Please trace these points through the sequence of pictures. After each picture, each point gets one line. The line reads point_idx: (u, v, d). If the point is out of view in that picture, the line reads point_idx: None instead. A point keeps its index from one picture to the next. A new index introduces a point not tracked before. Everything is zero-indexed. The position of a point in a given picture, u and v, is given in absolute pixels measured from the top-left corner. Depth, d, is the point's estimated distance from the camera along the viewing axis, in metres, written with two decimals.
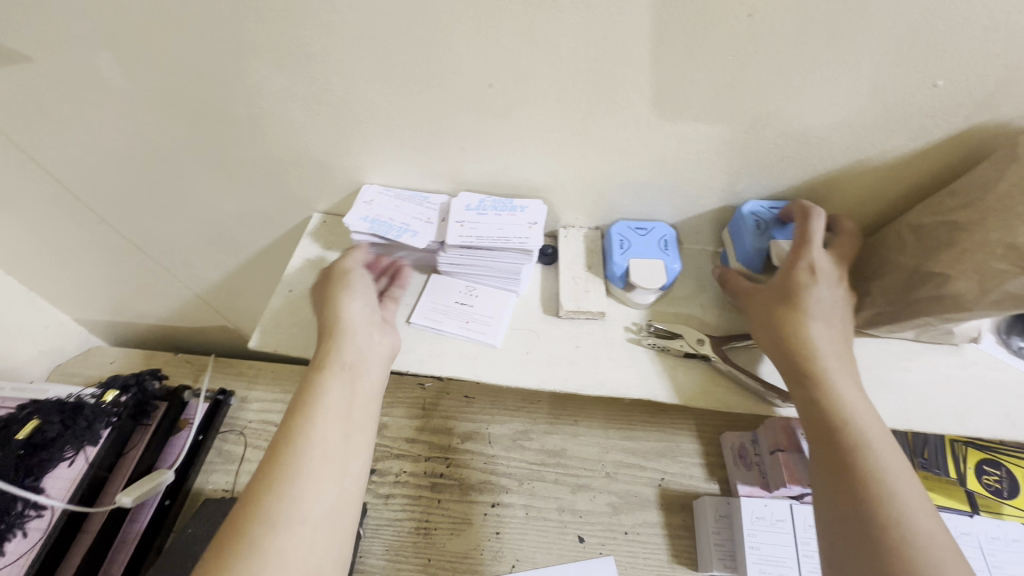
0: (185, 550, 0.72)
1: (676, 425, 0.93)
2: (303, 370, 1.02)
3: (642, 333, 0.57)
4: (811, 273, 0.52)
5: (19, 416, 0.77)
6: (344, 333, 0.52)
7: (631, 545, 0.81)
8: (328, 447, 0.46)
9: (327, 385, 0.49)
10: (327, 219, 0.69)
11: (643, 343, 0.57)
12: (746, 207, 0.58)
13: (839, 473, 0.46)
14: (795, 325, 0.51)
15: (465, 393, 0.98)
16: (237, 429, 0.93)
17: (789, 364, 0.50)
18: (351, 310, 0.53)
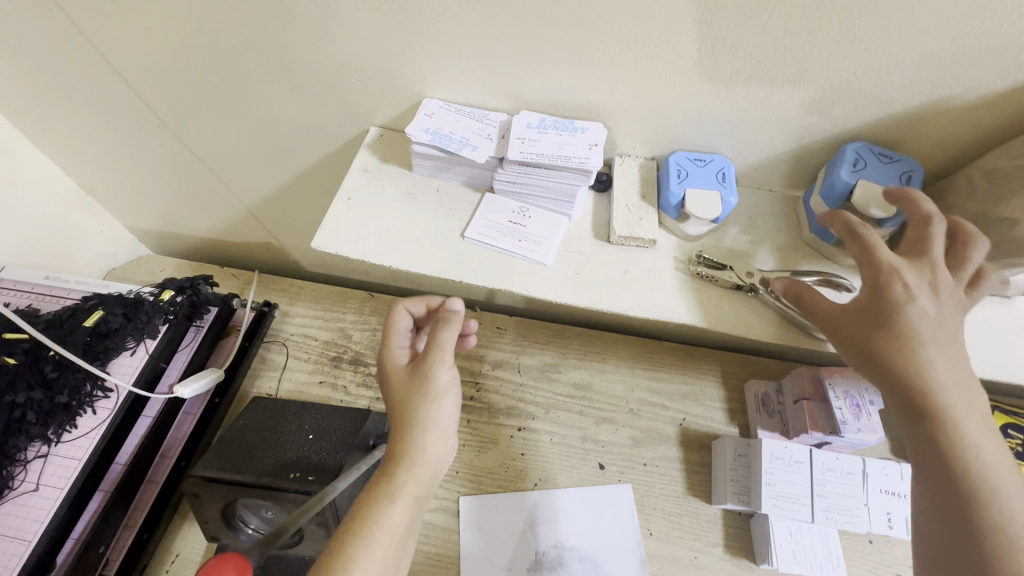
0: (238, 442, 0.72)
1: (702, 370, 0.95)
2: (343, 291, 1.05)
3: (691, 262, 0.58)
4: (907, 289, 0.47)
5: (84, 307, 0.82)
6: (431, 431, 0.56)
7: (649, 476, 0.85)
8: (384, 552, 0.51)
9: (401, 486, 0.54)
10: (384, 134, 0.69)
11: (692, 272, 0.58)
12: (851, 145, 0.56)
13: (944, 511, 0.47)
14: (905, 351, 0.47)
15: (498, 325, 1.01)
16: (280, 341, 0.99)
17: (905, 398, 0.48)
18: (440, 406, 0.57)
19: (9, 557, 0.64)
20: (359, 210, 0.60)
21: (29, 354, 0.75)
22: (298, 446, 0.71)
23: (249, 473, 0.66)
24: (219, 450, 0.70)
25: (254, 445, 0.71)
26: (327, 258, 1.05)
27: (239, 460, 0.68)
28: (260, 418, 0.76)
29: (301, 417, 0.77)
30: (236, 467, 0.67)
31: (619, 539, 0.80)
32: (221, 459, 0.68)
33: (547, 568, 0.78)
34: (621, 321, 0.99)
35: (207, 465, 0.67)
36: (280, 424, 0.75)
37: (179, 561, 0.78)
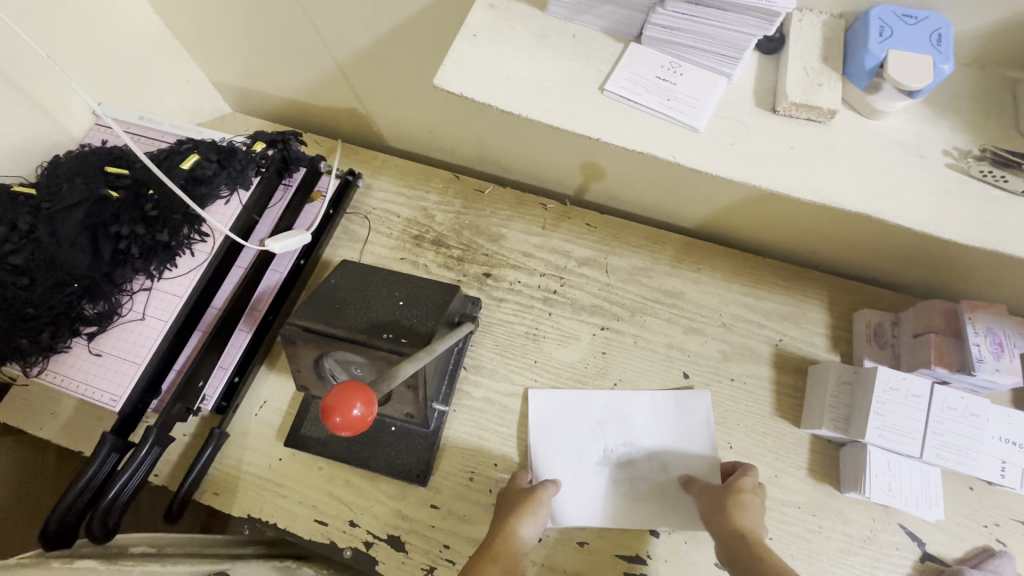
0: (329, 299, 0.71)
1: (808, 292, 0.87)
2: (427, 170, 1.00)
3: (967, 157, 0.48)
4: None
5: (179, 149, 0.80)
6: (535, 520, 0.67)
7: (735, 391, 0.81)
8: None
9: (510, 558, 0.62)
10: None
11: (963, 167, 0.48)
12: None
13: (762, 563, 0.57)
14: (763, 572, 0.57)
15: (587, 221, 0.94)
16: (363, 213, 0.96)
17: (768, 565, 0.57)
18: (542, 507, 0.68)
19: (121, 377, 0.68)
20: (484, 50, 0.53)
21: (129, 192, 0.74)
22: (389, 310, 0.70)
23: (342, 328, 0.66)
24: (313, 304, 0.70)
25: (345, 303, 0.70)
26: (414, 132, 0.99)
27: (331, 315, 0.68)
28: (349, 278, 0.75)
29: (390, 283, 0.75)
30: (329, 321, 0.67)
31: (694, 445, 0.77)
32: (314, 312, 0.68)
33: (614, 463, 0.77)
34: (725, 231, 0.90)
35: (302, 315, 0.68)
36: (369, 287, 0.74)
37: (267, 405, 0.82)
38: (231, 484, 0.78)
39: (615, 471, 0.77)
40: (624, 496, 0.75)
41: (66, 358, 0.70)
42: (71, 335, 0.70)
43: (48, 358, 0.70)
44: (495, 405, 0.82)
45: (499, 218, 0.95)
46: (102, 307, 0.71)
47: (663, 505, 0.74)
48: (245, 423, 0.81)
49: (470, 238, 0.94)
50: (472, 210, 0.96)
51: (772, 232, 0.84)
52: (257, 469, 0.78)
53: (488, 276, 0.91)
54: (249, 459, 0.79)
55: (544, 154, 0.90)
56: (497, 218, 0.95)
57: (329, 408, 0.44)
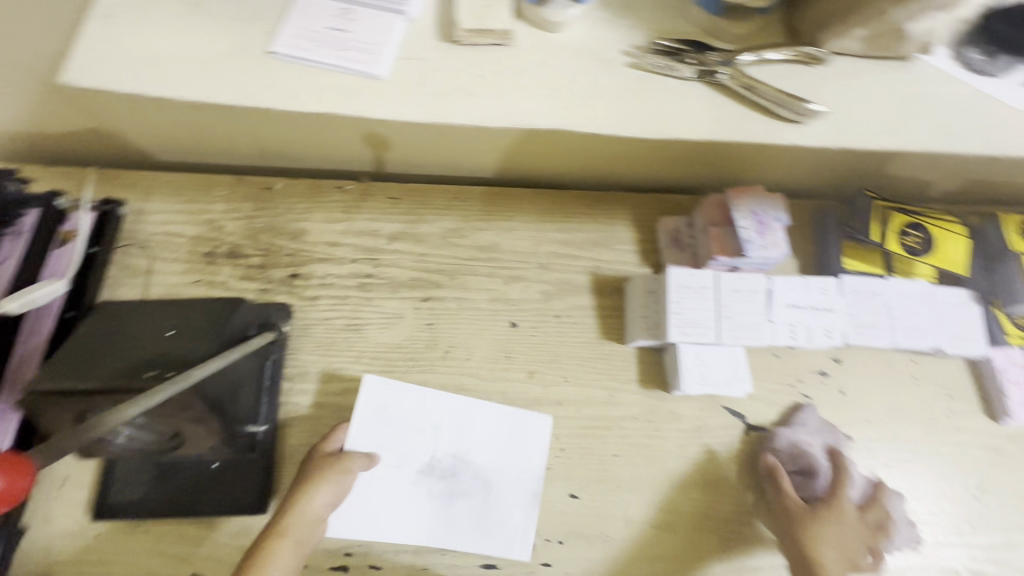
0: (78, 351, 0.62)
1: (612, 214, 0.90)
2: (204, 178, 0.90)
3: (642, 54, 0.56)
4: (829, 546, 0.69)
5: None
6: (325, 492, 0.66)
7: (563, 327, 0.82)
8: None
9: (286, 539, 0.62)
10: None
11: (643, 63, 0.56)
12: None
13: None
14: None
15: (390, 195, 0.90)
16: (139, 243, 0.85)
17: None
18: (339, 478, 0.68)
19: None
20: None
21: None
22: (154, 344, 0.63)
23: (93, 380, 0.58)
24: (58, 360, 0.61)
25: (99, 349, 0.62)
26: (176, 140, 0.88)
27: (82, 367, 0.60)
28: (107, 322, 0.66)
29: (157, 314, 0.67)
30: (78, 376, 0.58)
31: (523, 456, 0.76)
32: (59, 370, 0.59)
33: (436, 473, 0.75)
34: (527, 173, 0.89)
35: (41, 377, 0.58)
36: (131, 324, 0.65)
37: (67, 484, 0.72)
38: None
39: (436, 481, 0.74)
40: (438, 506, 0.73)
41: None
42: None
43: None
44: (328, 408, 0.77)
45: (297, 213, 0.88)
46: None
47: (477, 523, 0.73)
48: (42, 511, 0.70)
49: (268, 241, 0.86)
50: (265, 211, 0.88)
51: (564, 165, 0.84)
52: (68, 556, 0.69)
53: (295, 276, 0.84)
54: (56, 548, 0.69)
55: (320, 134, 0.84)
56: (294, 214, 0.88)
57: None
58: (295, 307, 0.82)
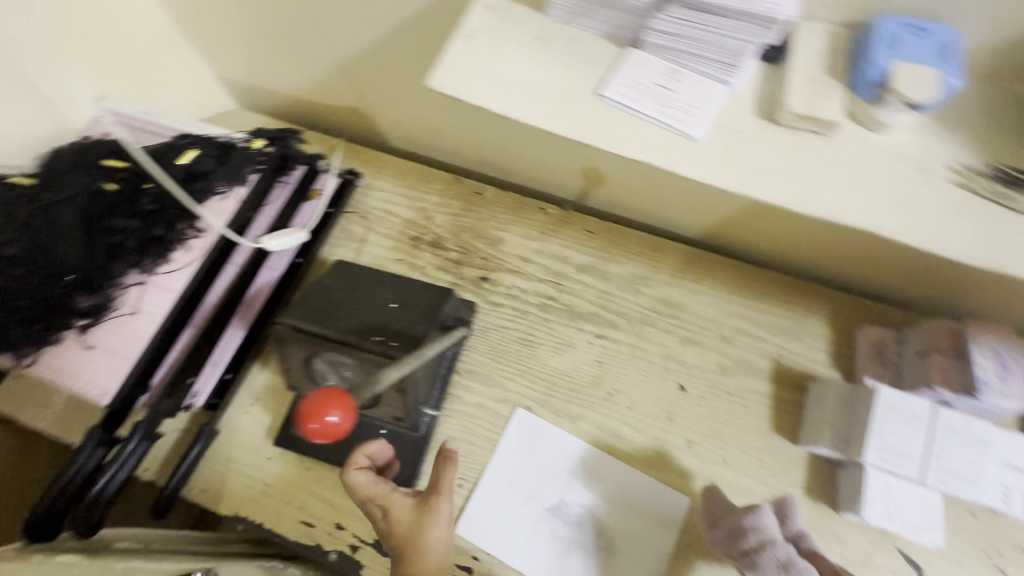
0: (320, 299, 0.70)
1: (810, 305, 0.85)
2: (427, 170, 0.99)
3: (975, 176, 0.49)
4: None
5: (178, 144, 0.80)
6: (438, 531, 0.55)
7: (732, 405, 0.80)
8: None
9: None
10: None
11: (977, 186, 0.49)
12: None
13: None
14: None
15: (588, 227, 0.93)
16: (362, 213, 0.96)
17: None
18: (441, 507, 0.57)
19: (113, 371, 0.68)
20: (483, 52, 0.52)
21: (127, 184, 0.75)
22: (379, 311, 0.69)
23: (330, 329, 0.66)
24: (304, 302, 0.69)
25: (336, 302, 0.70)
26: (415, 132, 0.98)
27: (322, 315, 0.67)
28: (342, 278, 0.74)
29: (382, 283, 0.74)
30: (319, 322, 0.66)
31: (653, 531, 0.74)
32: (304, 312, 0.68)
33: (563, 517, 0.75)
34: (730, 241, 0.88)
35: (292, 315, 0.67)
36: (361, 287, 0.73)
37: (259, 404, 0.82)
38: (219, 482, 0.77)
39: (561, 524, 0.75)
40: (560, 552, 0.74)
41: (58, 350, 0.70)
42: (63, 327, 0.70)
43: (38, 350, 0.69)
44: (488, 412, 0.81)
45: (499, 221, 0.94)
46: (95, 299, 0.71)
47: None
48: (235, 421, 0.80)
49: (468, 240, 0.93)
50: (471, 213, 0.95)
51: (775, 244, 0.82)
52: (245, 467, 0.78)
53: (485, 279, 0.89)
54: (238, 457, 0.79)
55: (544, 158, 0.89)
56: (496, 222, 0.94)
57: (307, 415, 0.61)
58: (478, 307, 0.87)
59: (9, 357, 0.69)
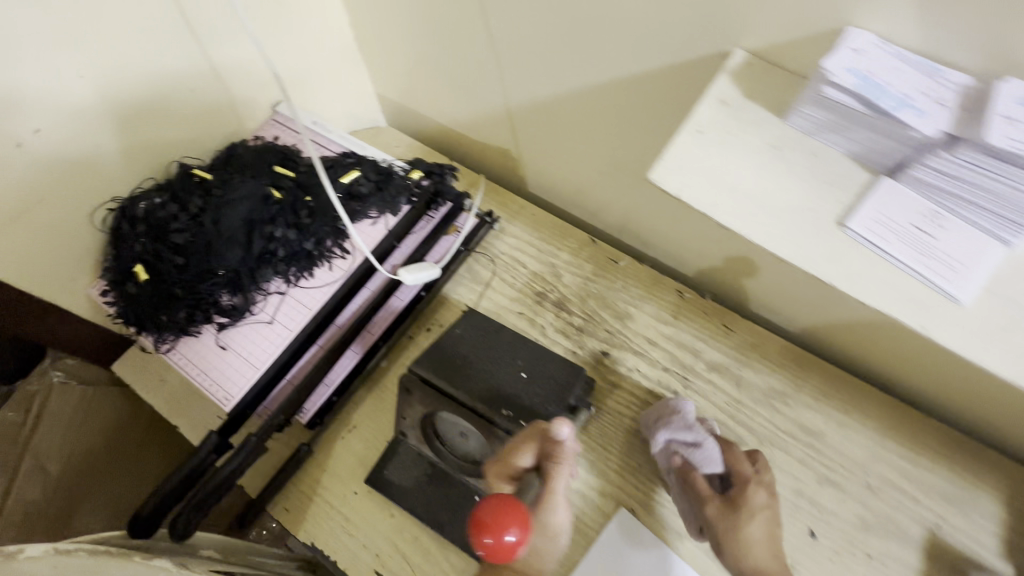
0: (452, 351, 0.70)
1: (982, 474, 0.72)
2: (562, 224, 0.96)
3: None
4: None
5: (342, 162, 0.80)
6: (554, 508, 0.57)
7: (870, 571, 0.69)
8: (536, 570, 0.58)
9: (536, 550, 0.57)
10: (752, 62, 0.52)
11: None
12: None
13: None
14: None
15: (726, 322, 0.85)
16: (490, 256, 0.93)
17: None
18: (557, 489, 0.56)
19: (240, 377, 0.68)
20: (711, 153, 0.47)
21: (291, 193, 0.75)
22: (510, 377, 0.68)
23: (461, 391, 0.65)
24: (438, 353, 0.70)
25: (468, 357, 0.69)
26: (560, 184, 0.95)
27: (453, 372, 0.67)
28: (476, 330, 0.74)
29: (513, 344, 0.72)
30: (451, 381, 0.66)
31: None
32: (437, 364, 0.68)
33: None
34: (894, 376, 0.77)
35: (425, 366, 0.67)
36: (493, 344, 0.71)
37: (355, 431, 0.80)
38: (305, 505, 0.76)
39: None
40: None
41: (194, 342, 0.71)
42: (205, 320, 0.71)
43: (177, 338, 0.71)
44: (587, 502, 0.75)
45: (630, 295, 0.88)
46: (238, 299, 0.71)
47: None
48: (331, 445, 0.79)
49: (594, 308, 0.88)
50: (602, 279, 0.90)
51: (956, 398, 0.70)
52: (331, 496, 0.76)
53: (606, 354, 0.84)
54: (327, 484, 0.77)
55: (697, 243, 0.83)
56: (627, 295, 0.88)
57: (485, 526, 0.50)
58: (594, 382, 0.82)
59: (150, 338, 0.71)
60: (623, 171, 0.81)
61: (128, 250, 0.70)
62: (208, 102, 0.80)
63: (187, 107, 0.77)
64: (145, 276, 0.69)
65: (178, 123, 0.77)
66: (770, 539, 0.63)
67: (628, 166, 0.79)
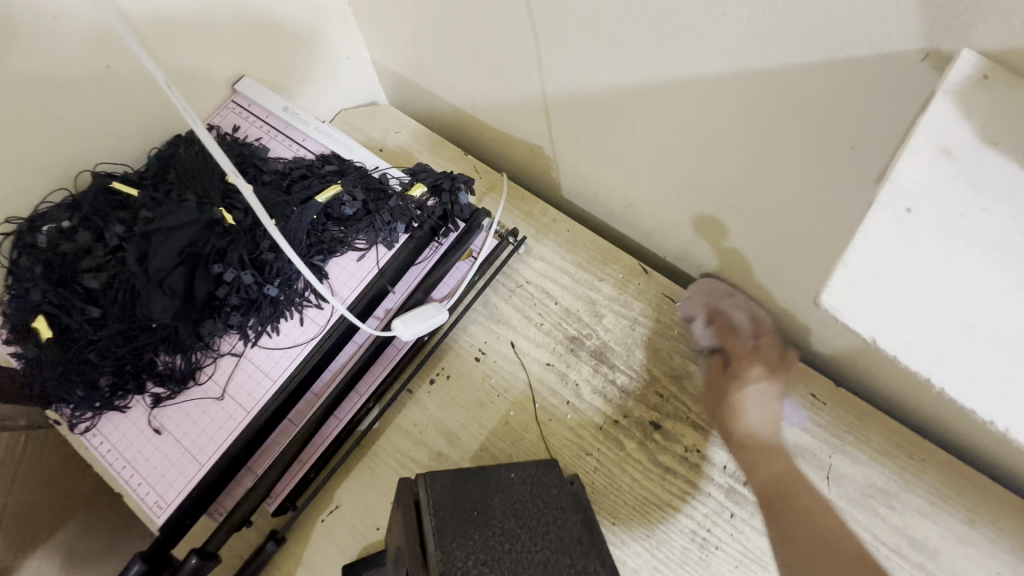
0: (487, 493, 0.49)
1: None
2: (605, 246, 0.75)
3: None
4: None
5: (321, 171, 0.60)
6: None
7: None
8: None
9: None
10: (988, 73, 0.30)
11: None
12: None
13: None
14: None
15: (814, 391, 0.66)
16: (512, 285, 0.74)
17: None
18: None
19: (177, 474, 0.51)
20: (932, 253, 0.27)
21: (248, 216, 0.56)
22: (522, 561, 0.43)
23: (436, 543, 0.42)
24: (467, 482, 0.49)
25: (494, 514, 0.46)
26: (607, 195, 0.74)
27: (456, 514, 0.45)
28: (534, 491, 0.50)
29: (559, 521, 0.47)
30: (440, 527, 0.44)
31: None
32: (452, 499, 0.47)
33: None
34: None
35: (436, 487, 0.47)
36: (538, 515, 0.47)
37: (337, 513, 0.64)
38: None
39: None
40: None
41: (120, 418, 0.54)
42: (134, 390, 0.53)
43: (97, 414, 0.53)
44: None
45: (689, 347, 0.69)
46: (176, 362, 0.53)
47: None
48: (308, 530, 0.63)
49: (643, 363, 0.69)
50: (654, 323, 0.71)
51: None
52: None
53: (657, 426, 0.66)
54: None
55: (790, 291, 0.62)
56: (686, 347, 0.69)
57: None
58: (641, 461, 0.65)
59: (62, 414, 0.53)
60: (700, 191, 0.60)
61: (23, 298, 0.52)
62: (138, 81, 0.59)
63: (105, 91, 0.57)
64: (49, 333, 0.51)
65: (98, 111, 0.57)
66: (762, 402, 0.62)
67: (709, 185, 0.58)
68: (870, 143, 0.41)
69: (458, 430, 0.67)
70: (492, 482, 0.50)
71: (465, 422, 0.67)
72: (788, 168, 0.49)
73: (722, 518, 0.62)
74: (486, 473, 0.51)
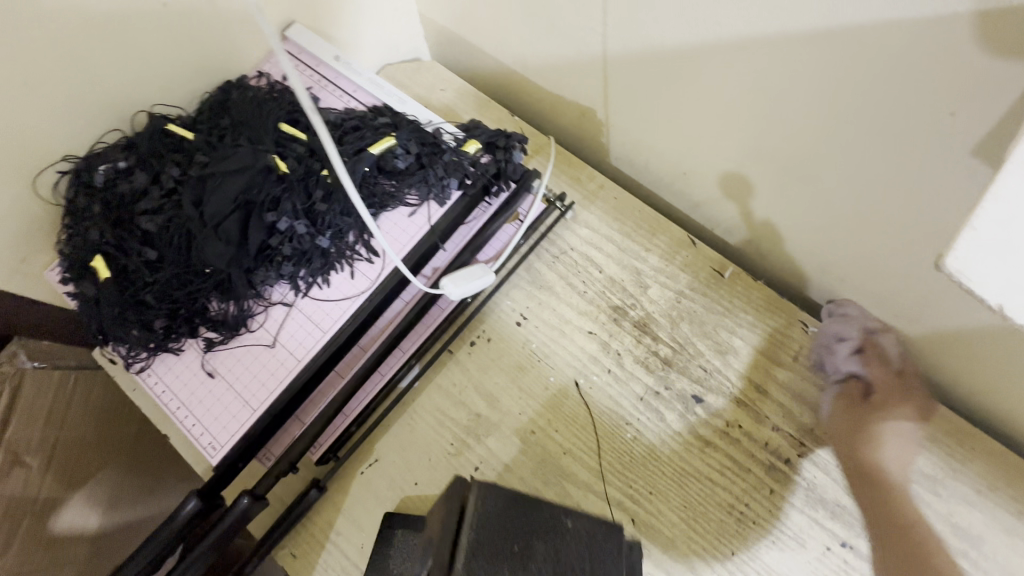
0: (540, 528, 0.42)
1: None
2: (654, 216, 0.73)
3: None
4: None
5: (373, 122, 0.59)
6: None
7: None
8: None
9: None
10: None
11: None
12: None
13: None
14: None
15: (864, 373, 0.64)
16: (557, 251, 0.73)
17: None
18: None
19: (231, 417, 0.52)
20: None
21: (301, 165, 0.55)
22: None
23: (464, 566, 0.37)
24: (525, 506, 0.44)
25: (535, 557, 0.40)
26: (659, 162, 0.72)
27: (496, 542, 0.39)
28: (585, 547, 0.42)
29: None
30: (475, 546, 0.39)
31: None
32: (494, 523, 0.41)
33: None
34: None
35: (487, 502, 0.42)
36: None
37: (376, 466, 0.65)
38: (314, 553, 0.63)
39: None
40: None
41: (173, 360, 0.54)
42: (188, 334, 0.54)
43: (152, 355, 0.54)
44: None
45: (736, 322, 0.68)
46: (229, 309, 0.54)
47: None
48: (349, 481, 0.65)
49: (687, 335, 0.68)
50: (702, 296, 0.69)
51: None
52: (344, 544, 0.63)
53: (699, 399, 0.65)
54: (340, 528, 0.63)
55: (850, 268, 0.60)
56: (733, 322, 0.68)
57: None
58: (683, 437, 0.64)
59: (118, 353, 0.54)
60: (765, 158, 0.58)
61: (81, 237, 0.52)
62: (194, 20, 0.58)
63: (162, 29, 0.56)
64: (107, 273, 0.51)
65: (153, 49, 0.56)
66: (904, 460, 0.60)
67: (775, 153, 0.56)
68: (973, 108, 0.38)
69: (497, 393, 0.67)
70: (546, 523, 0.43)
71: (505, 385, 0.67)
72: (871, 134, 0.46)
73: (762, 493, 0.61)
74: (542, 504, 0.45)
